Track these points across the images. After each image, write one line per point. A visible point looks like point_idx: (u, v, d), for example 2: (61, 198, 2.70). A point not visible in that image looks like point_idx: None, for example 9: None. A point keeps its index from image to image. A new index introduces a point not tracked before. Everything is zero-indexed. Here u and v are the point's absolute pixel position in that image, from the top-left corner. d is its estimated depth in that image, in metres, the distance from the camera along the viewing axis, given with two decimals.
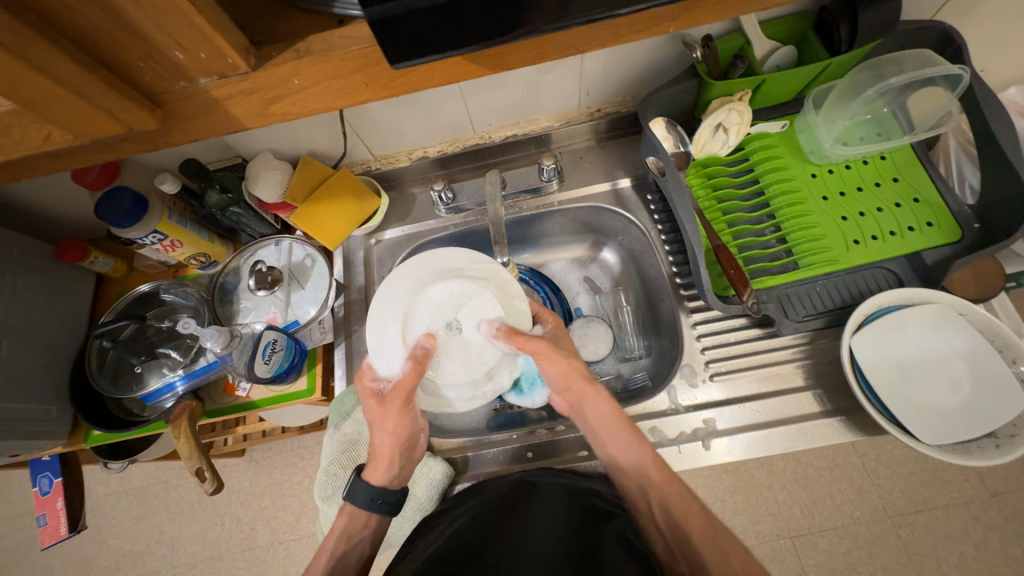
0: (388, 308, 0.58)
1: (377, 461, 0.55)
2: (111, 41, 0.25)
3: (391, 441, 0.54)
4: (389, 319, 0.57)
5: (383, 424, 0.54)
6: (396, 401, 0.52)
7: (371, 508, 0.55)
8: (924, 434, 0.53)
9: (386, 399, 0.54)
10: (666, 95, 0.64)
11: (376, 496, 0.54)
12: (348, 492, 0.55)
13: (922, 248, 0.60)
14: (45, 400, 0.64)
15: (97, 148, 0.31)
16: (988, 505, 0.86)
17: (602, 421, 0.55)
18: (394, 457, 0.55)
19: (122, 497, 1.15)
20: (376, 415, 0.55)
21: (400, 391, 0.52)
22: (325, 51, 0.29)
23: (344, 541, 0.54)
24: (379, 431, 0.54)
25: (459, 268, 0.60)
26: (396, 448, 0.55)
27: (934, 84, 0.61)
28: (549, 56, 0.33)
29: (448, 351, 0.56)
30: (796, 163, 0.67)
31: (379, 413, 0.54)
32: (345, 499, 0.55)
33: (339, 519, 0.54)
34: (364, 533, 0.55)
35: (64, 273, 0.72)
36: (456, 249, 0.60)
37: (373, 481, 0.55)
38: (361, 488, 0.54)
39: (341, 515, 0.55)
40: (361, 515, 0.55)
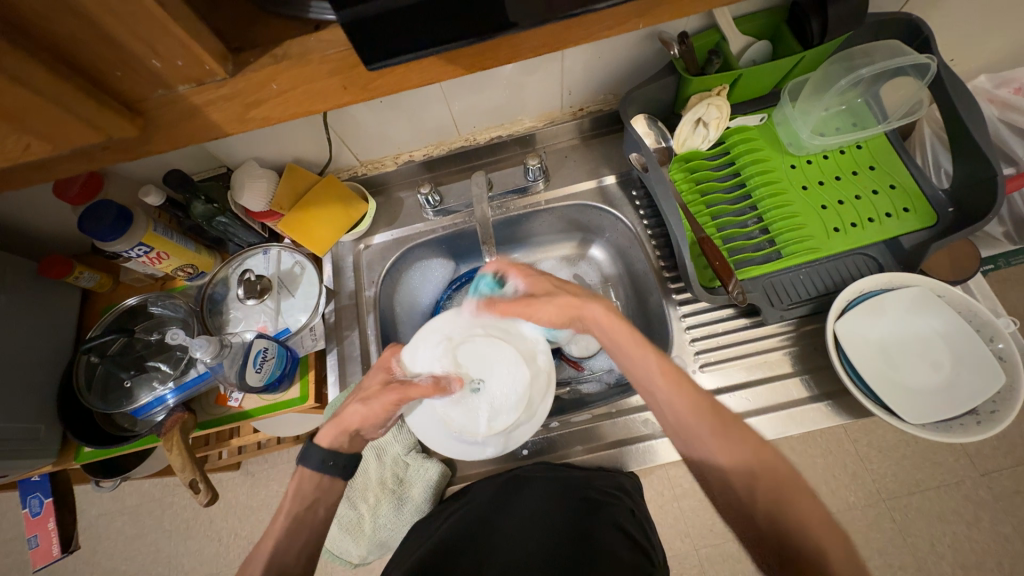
0: (424, 342, 0.60)
1: (332, 427, 0.53)
2: (86, 50, 0.26)
3: (360, 415, 0.54)
4: (424, 351, 0.59)
5: (368, 398, 0.54)
6: (393, 393, 0.54)
7: (322, 472, 0.52)
8: (909, 414, 0.55)
9: (390, 384, 0.56)
10: (646, 91, 0.65)
11: (325, 459, 0.51)
12: (301, 456, 0.53)
13: (899, 233, 0.62)
14: (32, 419, 0.63)
15: (78, 158, 0.31)
16: (978, 484, 0.88)
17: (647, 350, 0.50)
18: (350, 432, 0.53)
19: (116, 517, 1.13)
20: (371, 387, 0.56)
21: (407, 388, 0.55)
22: (301, 56, 0.30)
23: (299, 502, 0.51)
24: (358, 401, 0.54)
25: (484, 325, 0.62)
26: (360, 424, 0.53)
27: (905, 74, 0.62)
28: (525, 55, 0.33)
29: (466, 401, 0.57)
30: (775, 154, 0.68)
31: (374, 390, 0.55)
32: (296, 461, 0.52)
33: (293, 479, 0.52)
34: (320, 496, 0.52)
35: (49, 289, 0.71)
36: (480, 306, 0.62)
37: (324, 443, 0.53)
38: (313, 451, 0.52)
39: (294, 477, 0.52)
40: (314, 476, 0.52)
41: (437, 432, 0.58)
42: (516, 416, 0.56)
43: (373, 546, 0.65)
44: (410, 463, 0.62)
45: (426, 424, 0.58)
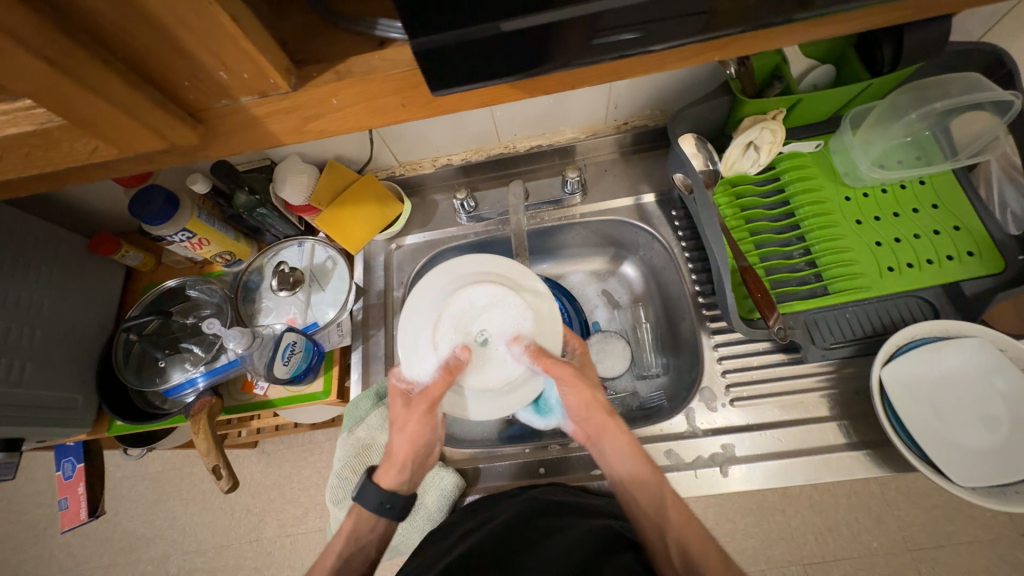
0: (416, 338, 0.57)
1: (389, 465, 0.55)
2: (156, 60, 0.26)
3: (407, 445, 0.55)
4: (418, 351, 0.56)
5: (403, 426, 0.55)
6: (420, 408, 0.54)
7: (380, 512, 0.55)
8: (956, 475, 0.51)
9: (412, 403, 0.55)
10: (698, 111, 0.63)
11: (383, 499, 0.54)
12: (359, 494, 0.56)
13: (962, 279, 0.58)
14: (72, 389, 0.66)
15: (140, 160, 0.32)
16: (1017, 546, 0.82)
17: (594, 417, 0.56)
18: (407, 463, 0.55)
19: (139, 482, 1.18)
20: (399, 415, 0.56)
21: (426, 395, 0.53)
22: (364, 74, 0.29)
23: (351, 540, 0.54)
24: (399, 432, 0.55)
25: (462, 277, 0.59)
26: (413, 451, 0.55)
27: (981, 109, 0.58)
28: (588, 82, 0.32)
29: (483, 357, 0.55)
30: (828, 184, 0.65)
31: (404, 417, 0.55)
32: (353, 498, 0.55)
33: (348, 518, 0.55)
34: (372, 537, 0.55)
35: (96, 265, 0.74)
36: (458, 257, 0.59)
37: (383, 483, 0.55)
38: (370, 491, 0.55)
39: (350, 514, 0.55)
40: (368, 517, 0.55)
41: (487, 399, 0.55)
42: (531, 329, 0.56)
43: (383, 549, 0.64)
44: (426, 470, 0.62)
45: (480, 403, 0.54)
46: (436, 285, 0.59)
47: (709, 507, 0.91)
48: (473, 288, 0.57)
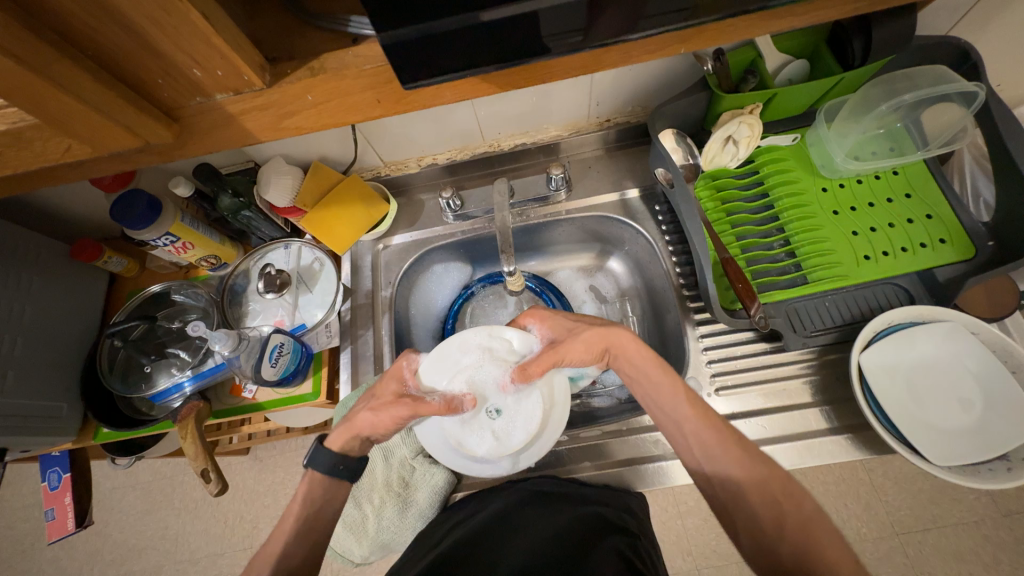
0: (447, 360, 0.57)
1: (347, 430, 0.56)
2: (128, 58, 0.26)
3: (370, 423, 0.55)
4: (443, 369, 0.57)
5: (379, 408, 0.55)
6: (404, 407, 0.53)
7: (331, 475, 0.55)
8: (933, 455, 0.53)
9: (402, 399, 0.55)
10: (677, 106, 0.64)
11: (336, 463, 0.54)
12: (310, 458, 0.56)
13: (934, 265, 0.60)
14: (56, 397, 0.65)
15: (115, 159, 0.32)
16: (999, 525, 0.84)
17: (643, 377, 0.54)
18: (360, 436, 0.56)
19: (128, 492, 1.16)
20: (385, 395, 0.56)
21: (417, 406, 0.54)
22: (338, 70, 0.29)
23: (307, 504, 0.54)
24: (370, 410, 0.55)
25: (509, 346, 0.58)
26: (369, 431, 0.55)
27: (948, 100, 0.59)
28: (560, 76, 0.33)
29: (475, 423, 0.55)
30: (805, 176, 0.66)
31: (386, 401, 0.55)
32: (304, 463, 0.55)
33: (301, 484, 0.55)
34: (326, 500, 0.55)
35: (78, 272, 0.73)
36: (515, 329, 0.58)
37: (335, 446, 0.56)
38: (322, 454, 0.55)
39: (305, 479, 0.55)
40: (323, 479, 0.55)
41: (443, 445, 0.57)
42: (531, 433, 0.54)
43: (375, 547, 0.64)
44: (417, 467, 0.63)
45: (433, 437, 0.57)
46: (483, 343, 0.58)
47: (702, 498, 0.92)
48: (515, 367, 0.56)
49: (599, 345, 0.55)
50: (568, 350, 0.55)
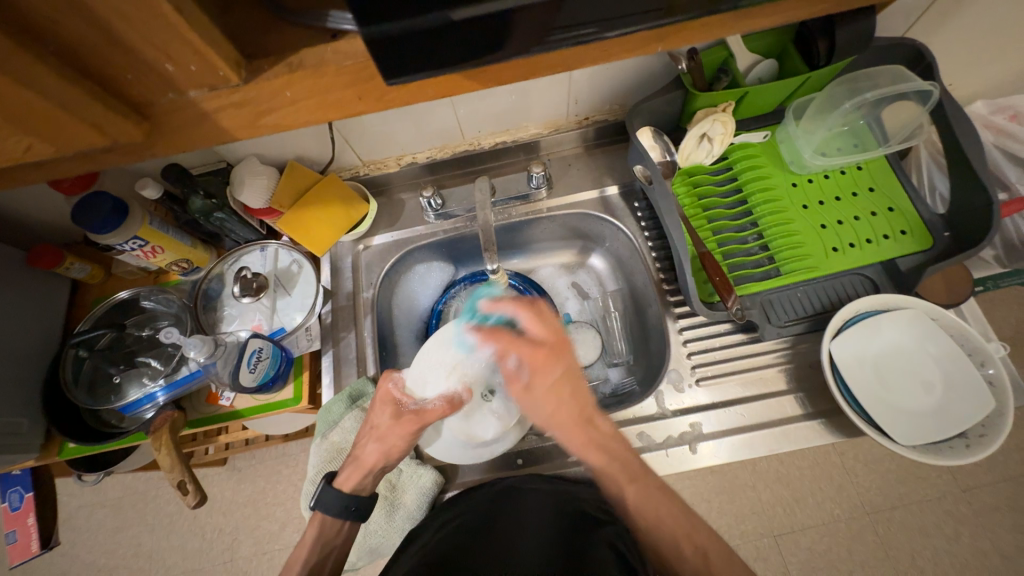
0: (433, 361, 0.59)
1: (356, 468, 0.56)
2: (94, 53, 0.25)
3: (380, 453, 0.56)
4: (433, 373, 0.58)
5: (382, 436, 0.55)
6: (409, 424, 0.55)
7: (343, 516, 0.55)
8: (899, 435, 0.56)
9: (403, 416, 0.55)
10: (653, 105, 0.66)
11: (348, 503, 0.54)
12: (319, 500, 0.55)
13: (896, 256, 0.63)
14: (16, 413, 0.62)
15: (77, 160, 0.30)
16: (959, 500, 0.89)
17: (558, 420, 0.55)
18: (373, 471, 0.56)
19: (97, 510, 1.11)
20: (383, 425, 0.56)
21: (423, 414, 0.56)
22: (317, 66, 0.29)
23: (316, 549, 0.55)
24: (375, 440, 0.55)
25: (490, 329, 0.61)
26: (383, 461, 0.55)
27: (907, 99, 0.63)
28: (543, 73, 0.33)
29: (476, 410, 0.58)
30: (776, 172, 0.69)
31: (387, 427, 0.55)
32: (313, 507, 0.55)
33: (311, 527, 0.55)
34: (337, 543, 0.56)
35: (37, 280, 0.70)
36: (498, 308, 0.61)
37: (346, 488, 0.55)
38: (331, 495, 0.55)
39: (314, 523, 0.55)
40: (333, 523, 0.55)
41: (453, 446, 0.58)
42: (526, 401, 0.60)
43: (363, 552, 0.63)
44: (404, 470, 0.62)
45: (444, 444, 0.58)
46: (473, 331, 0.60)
47: (685, 488, 0.95)
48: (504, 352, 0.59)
49: (567, 417, 0.55)
50: (530, 398, 0.56)
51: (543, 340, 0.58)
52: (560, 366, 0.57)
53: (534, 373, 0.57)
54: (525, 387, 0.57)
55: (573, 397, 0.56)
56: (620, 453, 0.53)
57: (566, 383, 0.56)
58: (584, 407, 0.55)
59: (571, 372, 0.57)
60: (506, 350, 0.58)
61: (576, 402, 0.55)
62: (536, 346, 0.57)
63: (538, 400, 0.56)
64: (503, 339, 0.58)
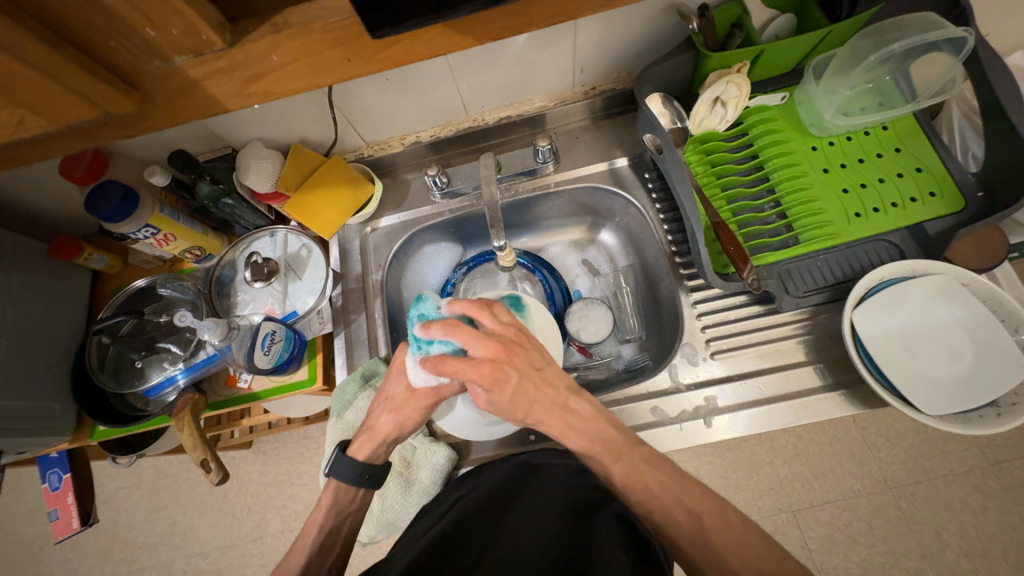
0: (438, 336, 0.57)
1: (369, 439, 0.57)
2: (78, 20, 0.25)
3: (394, 425, 0.56)
4: (426, 358, 0.54)
5: (398, 407, 0.56)
6: (425, 397, 0.54)
7: (358, 483, 0.56)
8: (926, 406, 0.54)
9: (418, 390, 0.55)
10: (663, 69, 0.63)
11: (361, 471, 0.56)
12: (332, 467, 0.57)
13: (925, 219, 0.59)
14: (46, 397, 0.64)
15: (78, 135, 0.31)
16: (988, 474, 0.87)
17: (536, 415, 0.50)
18: (387, 441, 0.57)
19: (133, 492, 1.16)
20: (398, 396, 0.56)
21: (439, 390, 0.54)
22: (301, 25, 0.28)
23: (332, 514, 0.55)
24: (390, 411, 0.56)
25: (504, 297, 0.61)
26: (397, 432, 0.56)
27: (937, 50, 0.58)
28: (538, 24, 0.32)
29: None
30: (795, 136, 0.65)
31: (403, 399, 0.56)
32: (329, 473, 0.56)
33: (326, 492, 0.56)
34: (351, 509, 0.57)
35: (59, 271, 0.72)
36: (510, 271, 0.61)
37: (360, 456, 0.56)
38: (345, 463, 0.56)
39: (329, 489, 0.56)
40: (347, 489, 0.56)
41: (468, 421, 0.59)
42: None
43: (381, 526, 0.65)
44: (417, 447, 0.63)
45: (456, 417, 0.58)
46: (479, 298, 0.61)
47: (701, 465, 0.94)
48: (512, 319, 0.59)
49: (545, 412, 0.49)
50: (501, 407, 0.49)
51: (489, 352, 0.48)
52: (519, 366, 0.49)
53: (493, 391, 0.48)
54: (488, 400, 0.49)
55: (541, 389, 0.49)
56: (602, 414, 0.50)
57: (532, 380, 0.49)
58: (558, 396, 0.50)
59: (528, 370, 0.49)
60: (456, 374, 0.48)
61: (548, 395, 0.49)
62: (480, 364, 0.47)
63: (506, 407, 0.49)
64: (450, 364, 0.48)
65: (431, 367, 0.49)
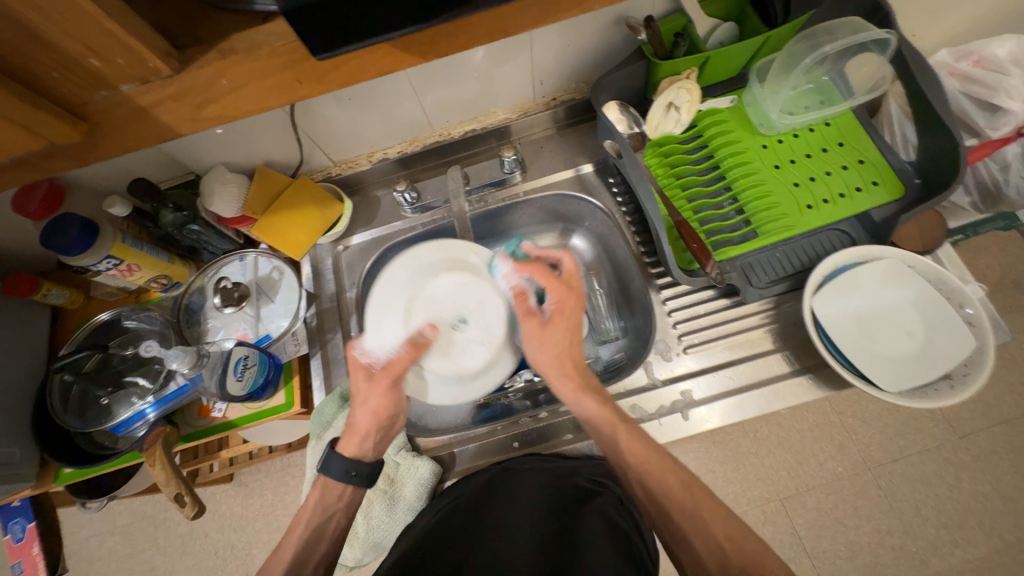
0: (385, 309, 0.58)
1: (354, 435, 0.55)
2: (19, 53, 0.25)
3: (370, 417, 0.55)
4: (384, 322, 0.57)
5: (363, 399, 0.54)
6: (383, 379, 0.54)
7: (346, 481, 0.54)
8: (886, 384, 0.56)
9: (375, 376, 0.55)
10: (617, 77, 0.65)
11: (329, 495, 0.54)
12: (323, 465, 0.55)
13: (870, 207, 0.63)
14: (7, 443, 0.61)
15: (23, 167, 0.31)
16: (958, 447, 0.91)
17: (552, 359, 0.55)
18: (370, 434, 0.55)
19: (107, 538, 1.10)
20: (359, 389, 0.55)
21: (391, 368, 0.55)
22: (249, 50, 0.29)
23: (318, 512, 0.55)
24: (358, 405, 0.54)
25: (452, 262, 0.62)
26: (376, 422, 0.55)
27: (866, 51, 0.63)
28: (480, 40, 0.33)
29: (452, 343, 0.57)
30: (746, 135, 0.68)
31: (365, 390, 0.55)
32: (318, 472, 0.55)
33: (313, 492, 0.55)
34: (339, 506, 0.56)
35: (16, 310, 0.69)
36: (447, 243, 0.62)
37: (347, 453, 0.55)
38: (335, 460, 0.54)
39: (315, 487, 0.55)
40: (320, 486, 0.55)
41: (445, 387, 0.57)
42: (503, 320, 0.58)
43: (368, 548, 0.65)
44: (401, 462, 0.62)
45: (431, 386, 0.56)
46: (414, 269, 0.61)
47: (690, 460, 0.96)
48: (443, 276, 0.60)
49: (568, 360, 0.55)
50: (545, 335, 0.56)
51: (572, 282, 0.56)
52: (576, 316, 0.56)
53: (553, 315, 0.56)
54: (540, 325, 0.56)
55: (575, 346, 0.56)
56: (598, 390, 0.54)
57: (574, 332, 0.56)
58: (578, 358, 0.56)
59: (577, 326, 0.56)
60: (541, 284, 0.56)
61: (578, 351, 0.56)
62: (568, 288, 0.56)
63: (545, 340, 0.55)
64: (541, 273, 0.56)
65: (521, 270, 0.58)
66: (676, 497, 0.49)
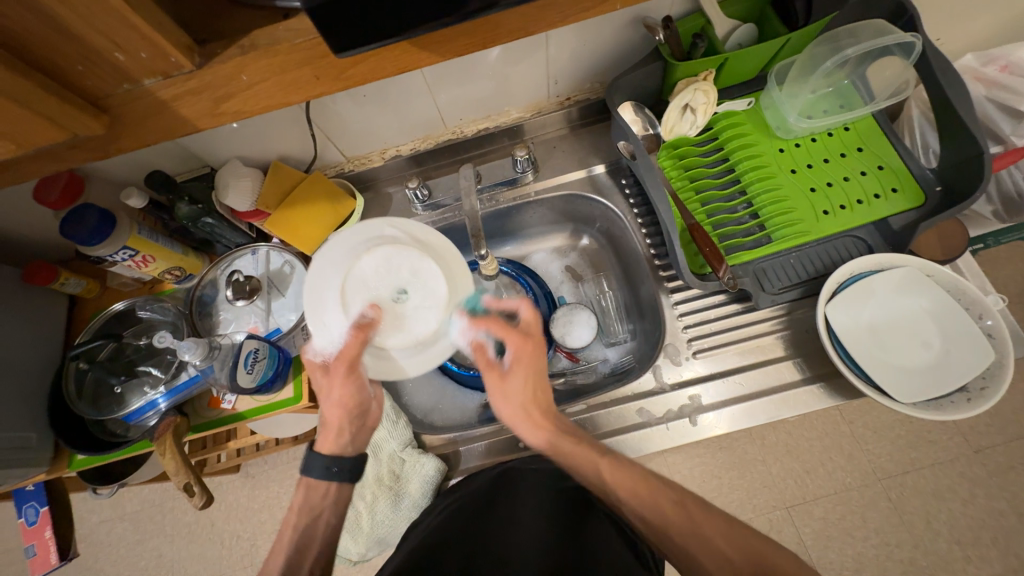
0: (321, 295, 0.54)
1: (327, 431, 0.56)
2: (47, 47, 0.25)
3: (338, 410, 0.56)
4: (324, 311, 0.53)
5: (329, 394, 0.56)
6: (341, 370, 0.54)
7: (327, 479, 0.54)
8: (900, 395, 0.55)
9: (333, 369, 0.55)
10: (634, 78, 0.65)
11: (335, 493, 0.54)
12: (303, 467, 0.55)
13: (888, 214, 0.62)
14: (23, 428, 0.62)
15: (47, 158, 0.31)
16: (973, 462, 0.89)
17: (517, 417, 0.56)
18: (343, 427, 0.56)
19: (117, 524, 1.12)
20: (321, 384, 0.56)
21: (343, 357, 0.53)
22: (269, 46, 0.29)
23: (304, 516, 0.54)
24: (324, 399, 0.55)
25: (382, 234, 0.57)
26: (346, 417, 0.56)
27: (889, 54, 0.62)
28: (499, 40, 0.33)
29: (398, 315, 0.54)
30: (762, 138, 0.68)
31: (328, 384, 0.56)
32: (299, 473, 0.55)
33: (297, 494, 0.54)
34: (326, 505, 0.55)
35: (34, 298, 0.70)
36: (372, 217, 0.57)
37: (326, 450, 0.55)
38: (315, 461, 0.55)
39: (298, 489, 0.55)
40: (321, 486, 0.55)
41: (408, 359, 0.55)
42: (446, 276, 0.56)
43: (371, 542, 0.66)
44: (407, 460, 0.62)
45: (393, 363, 0.54)
46: (344, 246, 0.56)
47: (696, 465, 0.95)
48: (376, 251, 0.55)
49: (537, 410, 0.56)
50: (507, 389, 0.57)
51: (529, 330, 0.59)
52: (538, 362, 0.58)
53: (516, 363, 0.57)
54: (502, 376, 0.57)
55: (539, 393, 0.57)
56: (572, 433, 0.54)
57: (538, 376, 0.58)
58: (546, 400, 0.57)
59: (539, 372, 0.58)
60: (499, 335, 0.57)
61: (545, 392, 0.58)
62: (524, 337, 0.58)
63: (511, 399, 0.57)
64: (499, 326, 0.57)
65: (478, 325, 0.57)
66: (681, 504, 0.48)
